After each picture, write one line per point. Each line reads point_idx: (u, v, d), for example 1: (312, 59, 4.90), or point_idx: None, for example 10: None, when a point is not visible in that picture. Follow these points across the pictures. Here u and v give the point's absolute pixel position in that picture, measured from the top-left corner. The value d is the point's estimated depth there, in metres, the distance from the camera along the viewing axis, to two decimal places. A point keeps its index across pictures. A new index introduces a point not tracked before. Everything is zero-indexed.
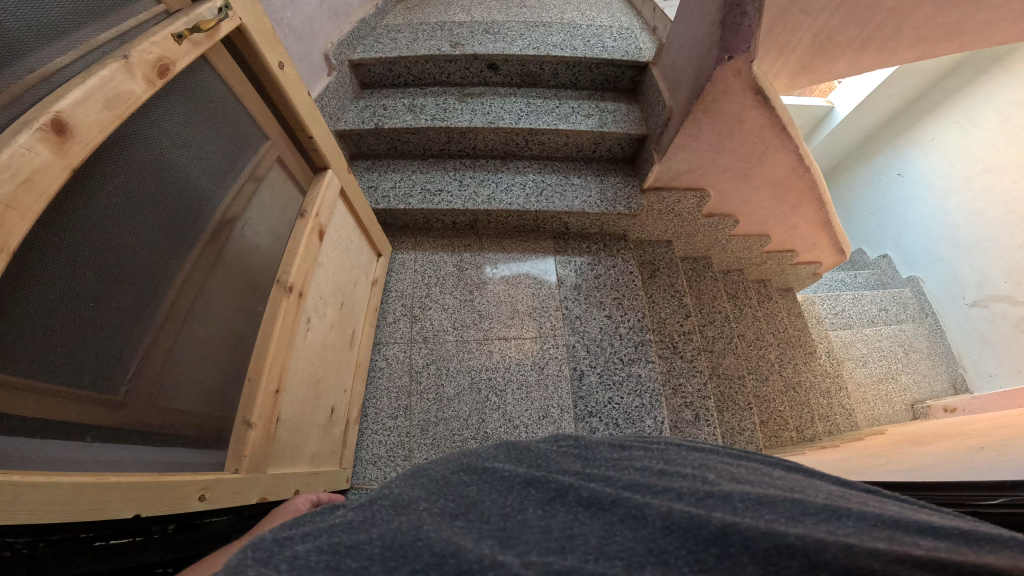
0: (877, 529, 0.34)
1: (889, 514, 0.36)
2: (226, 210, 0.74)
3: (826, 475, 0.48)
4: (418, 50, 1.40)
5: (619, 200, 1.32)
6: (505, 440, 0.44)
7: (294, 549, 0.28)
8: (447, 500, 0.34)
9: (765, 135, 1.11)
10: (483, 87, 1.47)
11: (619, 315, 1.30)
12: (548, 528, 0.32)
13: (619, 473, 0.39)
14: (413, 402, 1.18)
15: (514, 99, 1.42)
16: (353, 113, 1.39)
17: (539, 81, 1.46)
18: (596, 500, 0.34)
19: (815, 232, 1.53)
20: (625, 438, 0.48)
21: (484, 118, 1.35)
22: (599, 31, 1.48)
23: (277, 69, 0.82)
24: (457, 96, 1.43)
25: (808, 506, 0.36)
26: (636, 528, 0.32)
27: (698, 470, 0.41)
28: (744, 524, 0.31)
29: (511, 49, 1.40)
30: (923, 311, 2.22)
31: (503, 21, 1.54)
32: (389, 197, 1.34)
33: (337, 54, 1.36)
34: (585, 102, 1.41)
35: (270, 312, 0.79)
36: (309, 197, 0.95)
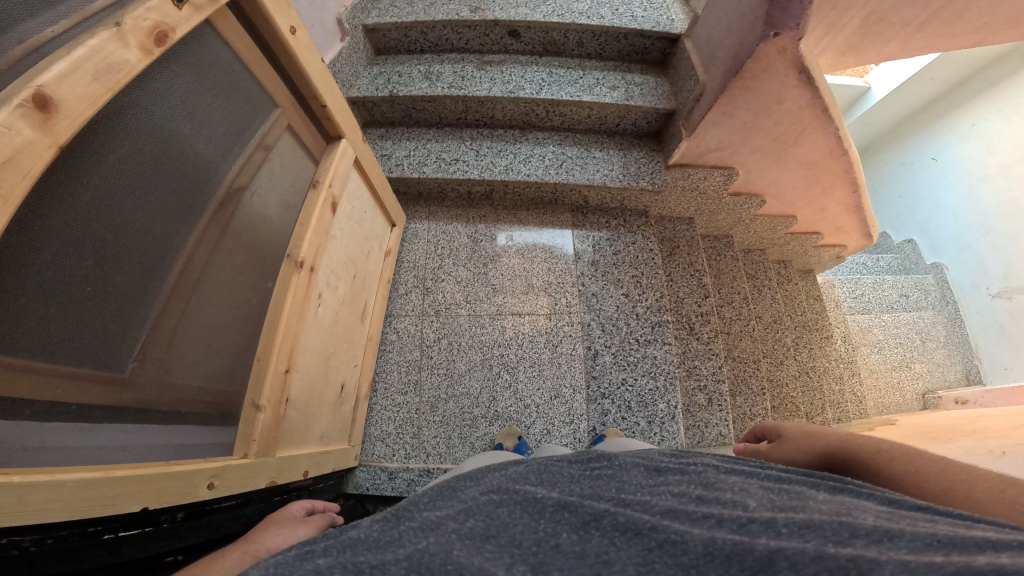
0: (933, 547, 0.31)
1: (944, 533, 0.33)
2: (235, 178, 0.70)
3: (871, 493, 0.42)
4: (435, 15, 1.31)
5: (642, 174, 1.26)
6: (537, 466, 0.43)
7: (313, 564, 0.26)
8: (475, 520, 0.31)
9: (804, 116, 1.02)
10: (503, 55, 1.38)
11: (637, 293, 1.26)
12: (582, 555, 0.29)
13: (655, 498, 0.36)
14: (424, 377, 1.17)
15: (536, 68, 1.33)
16: (367, 79, 1.32)
17: (563, 50, 1.37)
18: (633, 525, 0.31)
19: (846, 216, 1.44)
20: (660, 462, 0.45)
21: (504, 88, 1.27)
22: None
23: (289, 34, 0.76)
24: (475, 64, 1.35)
25: (857, 527, 0.32)
26: (676, 554, 0.29)
27: (737, 495, 0.38)
28: (790, 548, 0.28)
29: (535, 15, 1.29)
30: (944, 299, 2.12)
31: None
32: (404, 166, 1.29)
33: (350, 18, 1.27)
34: (611, 73, 1.32)
35: (278, 293, 0.76)
36: (322, 169, 0.90)
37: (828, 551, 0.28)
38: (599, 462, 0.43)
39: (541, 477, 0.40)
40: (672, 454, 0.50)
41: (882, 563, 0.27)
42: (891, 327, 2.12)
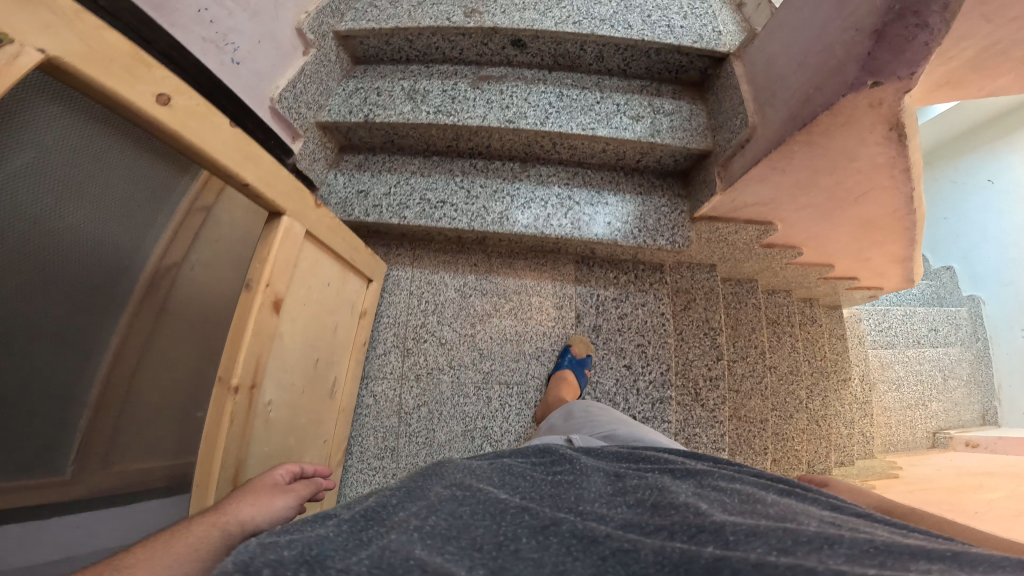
0: (870, 555, 0.33)
1: (880, 541, 0.35)
2: (163, 256, 0.79)
3: (820, 499, 0.47)
4: (421, 21, 1.25)
5: (663, 231, 1.26)
6: (500, 463, 0.47)
7: (278, 552, 0.29)
8: (439, 523, 0.35)
9: (876, 176, 0.91)
10: (504, 67, 1.35)
11: (640, 366, 1.31)
12: (540, 563, 0.32)
13: (612, 511, 0.39)
14: (401, 444, 1.25)
15: (542, 88, 1.30)
16: (340, 98, 1.31)
17: (578, 64, 1.32)
18: (589, 533, 0.34)
19: (889, 266, 1.41)
20: (621, 468, 0.48)
21: (502, 115, 1.25)
22: (666, 2, 1.26)
23: (156, 104, 0.62)
24: (469, 82, 1.32)
25: (800, 534, 0.35)
26: (626, 562, 0.32)
27: (691, 500, 0.40)
28: (734, 557, 0.31)
29: (543, 23, 1.22)
30: (974, 335, 2.17)
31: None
32: (383, 210, 1.31)
33: (313, 28, 1.22)
34: (636, 96, 1.28)
35: (214, 416, 0.74)
36: (256, 264, 0.82)
37: (768, 560, 0.31)
38: (565, 470, 0.46)
39: (504, 478, 0.44)
40: (637, 455, 0.53)
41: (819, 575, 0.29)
42: (913, 363, 2.16)
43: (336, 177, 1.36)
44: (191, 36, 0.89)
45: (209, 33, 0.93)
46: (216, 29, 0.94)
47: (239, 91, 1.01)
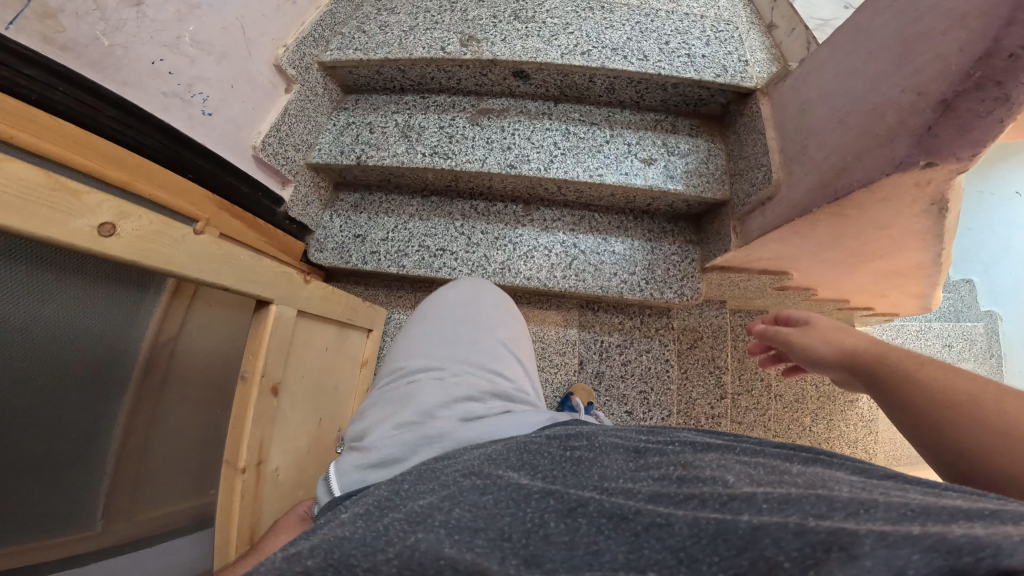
0: (908, 516, 0.32)
1: (918, 503, 0.33)
2: (159, 333, 0.77)
3: (844, 463, 0.44)
4: (415, 52, 1.19)
5: (672, 281, 1.25)
6: (513, 443, 0.47)
7: (304, 564, 0.30)
8: (462, 511, 0.34)
9: (906, 237, 0.91)
10: (506, 99, 1.29)
11: (642, 411, 1.34)
12: (572, 544, 0.31)
13: (638, 484, 0.38)
14: None
15: (547, 125, 1.25)
16: (330, 137, 1.28)
17: (587, 93, 1.25)
18: (618, 510, 0.33)
19: (910, 304, 1.34)
20: (638, 441, 0.46)
21: (502, 159, 1.21)
22: (686, 26, 1.17)
23: (101, 237, 0.51)
24: (469, 117, 1.27)
25: (835, 500, 0.33)
26: (662, 536, 0.31)
27: (716, 471, 0.39)
28: (774, 525, 0.30)
29: (550, 53, 1.14)
30: (989, 352, 1.87)
31: (548, 3, 1.22)
32: (379, 257, 1.30)
33: (294, 62, 1.14)
34: (647, 134, 1.23)
35: (225, 503, 0.73)
36: (250, 353, 0.79)
37: (810, 525, 0.30)
38: (581, 447, 0.45)
39: (521, 459, 0.43)
40: (650, 432, 0.51)
41: (863, 538, 0.28)
42: None
43: (331, 219, 1.35)
44: (150, 93, 0.80)
45: (172, 87, 0.84)
46: (178, 80, 0.85)
47: (214, 149, 0.96)
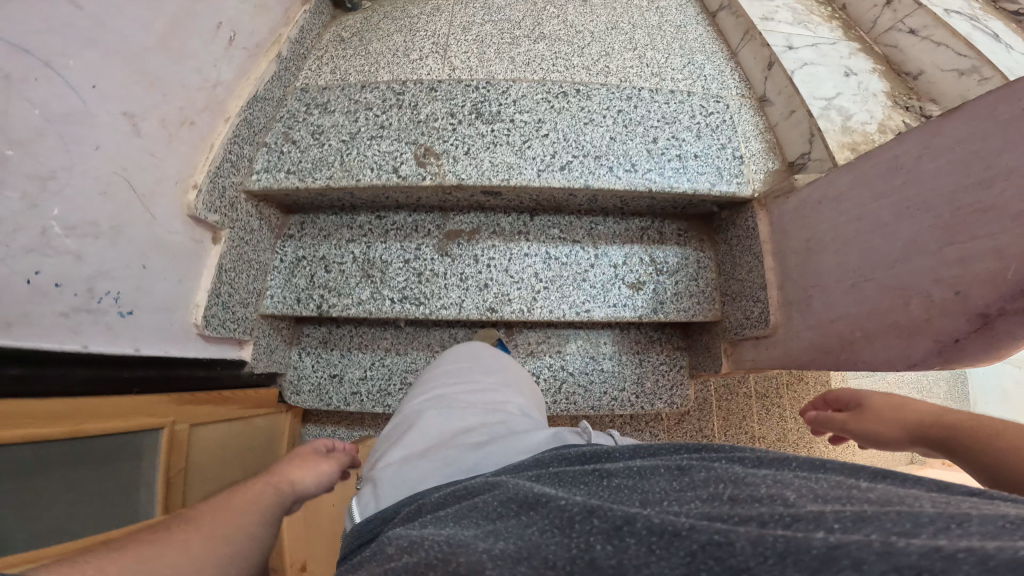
0: (1010, 531, 0.28)
1: (1017, 517, 0.29)
2: None
3: (921, 479, 0.39)
4: (359, 177, 1.03)
5: (661, 392, 1.27)
6: (549, 474, 0.45)
7: None
8: (506, 543, 0.33)
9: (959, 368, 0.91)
10: (474, 215, 1.19)
11: None
12: (620, 569, 0.29)
13: (687, 506, 0.35)
14: None
15: (528, 248, 1.17)
16: (279, 275, 1.13)
17: (565, 204, 1.16)
18: (669, 527, 0.31)
19: None
20: (683, 460, 0.43)
21: (480, 301, 1.13)
22: (674, 111, 1.10)
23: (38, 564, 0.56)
24: (436, 244, 1.16)
25: (921, 516, 0.29)
26: (720, 558, 0.28)
27: (773, 489, 0.36)
28: (854, 543, 0.26)
29: (524, 172, 1.04)
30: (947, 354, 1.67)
31: (514, 92, 1.10)
32: (363, 397, 1.21)
33: (211, 206, 0.88)
34: (634, 249, 1.19)
35: None
36: None
37: (895, 546, 0.26)
38: (619, 475, 0.42)
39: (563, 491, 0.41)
40: (701, 451, 0.47)
41: (964, 560, 0.24)
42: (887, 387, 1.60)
43: (298, 356, 1.24)
44: (46, 322, 0.62)
45: (70, 301, 0.64)
46: (74, 288, 0.64)
47: (149, 349, 0.79)
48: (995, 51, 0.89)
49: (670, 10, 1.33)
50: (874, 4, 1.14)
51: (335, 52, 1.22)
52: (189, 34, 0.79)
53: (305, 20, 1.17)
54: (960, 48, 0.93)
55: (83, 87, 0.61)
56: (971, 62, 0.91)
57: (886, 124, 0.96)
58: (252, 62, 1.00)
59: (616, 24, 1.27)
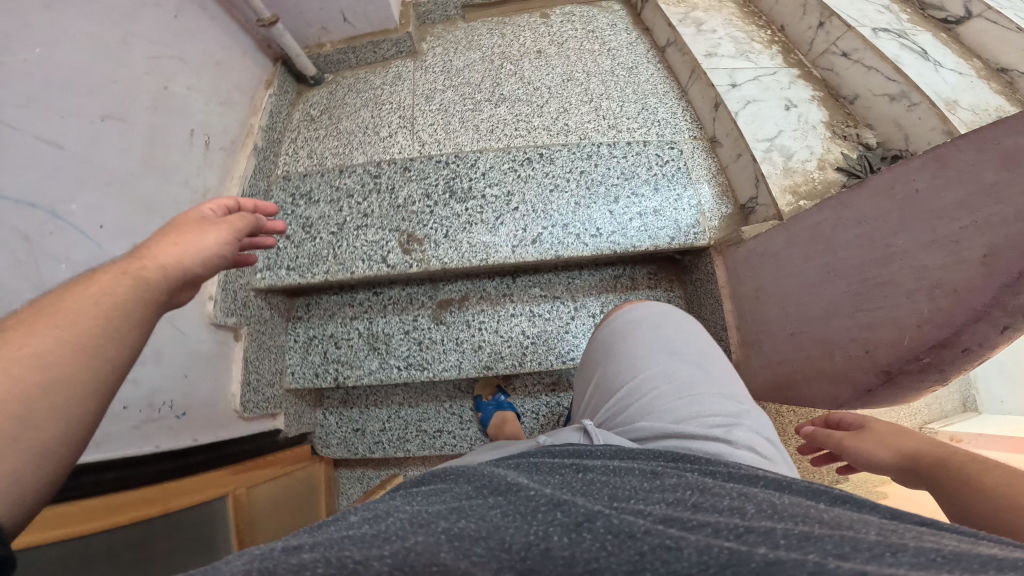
0: (939, 562, 0.29)
1: (950, 549, 0.31)
2: None
3: (875, 506, 0.41)
4: (353, 267, 1.05)
5: None
6: (527, 463, 0.46)
7: (300, 558, 0.29)
8: (466, 523, 0.33)
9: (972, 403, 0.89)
10: (462, 281, 1.19)
11: None
12: (571, 561, 0.30)
13: (651, 505, 0.36)
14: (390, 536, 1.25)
15: (513, 309, 1.16)
16: (297, 355, 1.17)
17: (542, 267, 1.18)
18: (625, 528, 0.32)
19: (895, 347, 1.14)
20: (657, 466, 0.45)
21: (475, 359, 1.14)
22: (632, 165, 1.10)
23: None
24: (431, 313, 1.17)
25: (860, 542, 0.31)
26: (670, 560, 0.29)
27: (736, 500, 0.37)
28: (789, 562, 0.28)
29: (501, 246, 1.05)
30: None
31: (481, 164, 1.11)
32: (386, 445, 1.23)
33: (228, 311, 0.93)
34: (608, 297, 1.18)
35: None
36: None
37: (827, 567, 0.27)
38: (595, 471, 0.43)
39: (535, 477, 0.42)
40: (677, 459, 0.48)
41: None
42: None
43: (323, 416, 1.27)
44: (124, 437, 0.68)
45: (138, 417, 0.71)
46: (141, 407, 0.71)
47: (204, 439, 0.86)
48: (924, 73, 0.86)
49: (621, 51, 1.32)
50: (809, 25, 1.12)
51: (303, 132, 1.22)
52: (168, 145, 0.81)
53: (273, 105, 1.17)
54: (889, 72, 0.91)
55: (94, 228, 0.65)
56: (900, 87, 0.89)
57: (825, 159, 0.95)
58: (231, 163, 1.01)
59: (571, 75, 1.26)
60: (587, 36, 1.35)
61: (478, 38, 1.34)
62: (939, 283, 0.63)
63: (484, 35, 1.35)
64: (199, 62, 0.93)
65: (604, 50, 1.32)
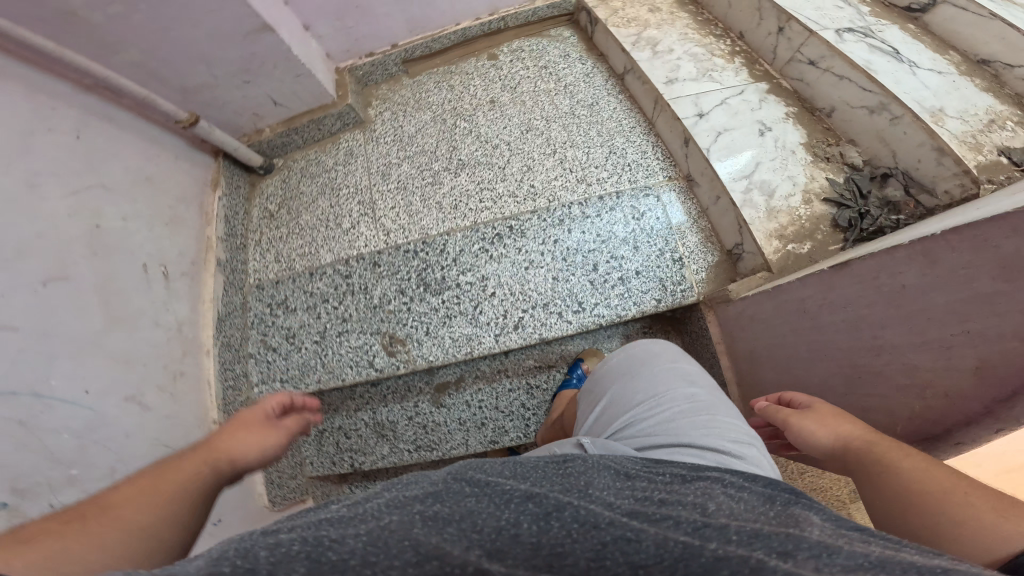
0: (870, 565, 0.32)
1: (880, 555, 0.34)
2: None
3: (821, 509, 0.44)
4: (343, 375, 1.12)
5: None
6: (507, 460, 0.47)
7: (277, 537, 0.30)
8: (441, 506, 0.35)
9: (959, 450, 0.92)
10: (457, 367, 1.20)
11: None
12: (538, 546, 0.31)
13: (618, 500, 0.38)
14: None
15: (505, 385, 1.18)
16: (310, 443, 1.26)
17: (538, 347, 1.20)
18: (592, 519, 0.34)
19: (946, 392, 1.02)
20: (630, 468, 0.47)
21: (482, 436, 1.17)
22: (607, 228, 1.10)
23: None
24: (430, 397, 1.20)
25: (802, 541, 0.33)
26: (629, 550, 0.31)
27: (698, 499, 0.40)
28: (735, 557, 0.30)
29: (483, 336, 1.08)
30: None
31: (451, 249, 1.14)
32: None
33: None
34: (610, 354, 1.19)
35: None
36: None
37: (767, 565, 0.29)
38: (574, 466, 0.45)
39: (513, 470, 0.43)
40: (649, 463, 0.51)
41: None
42: None
43: (352, 488, 1.32)
44: None
45: None
46: None
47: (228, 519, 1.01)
48: (898, 82, 0.93)
49: (579, 86, 1.29)
50: (767, 32, 1.15)
51: (261, 233, 1.26)
52: (120, 296, 0.89)
53: (225, 207, 1.21)
54: (863, 82, 0.97)
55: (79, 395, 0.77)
56: (879, 99, 0.94)
57: (811, 190, 0.99)
58: (195, 284, 1.10)
59: (531, 125, 1.25)
60: (540, 74, 1.32)
61: (426, 97, 1.33)
62: (932, 386, 0.69)
63: (431, 90, 1.34)
64: (125, 185, 0.95)
65: (561, 87, 1.29)
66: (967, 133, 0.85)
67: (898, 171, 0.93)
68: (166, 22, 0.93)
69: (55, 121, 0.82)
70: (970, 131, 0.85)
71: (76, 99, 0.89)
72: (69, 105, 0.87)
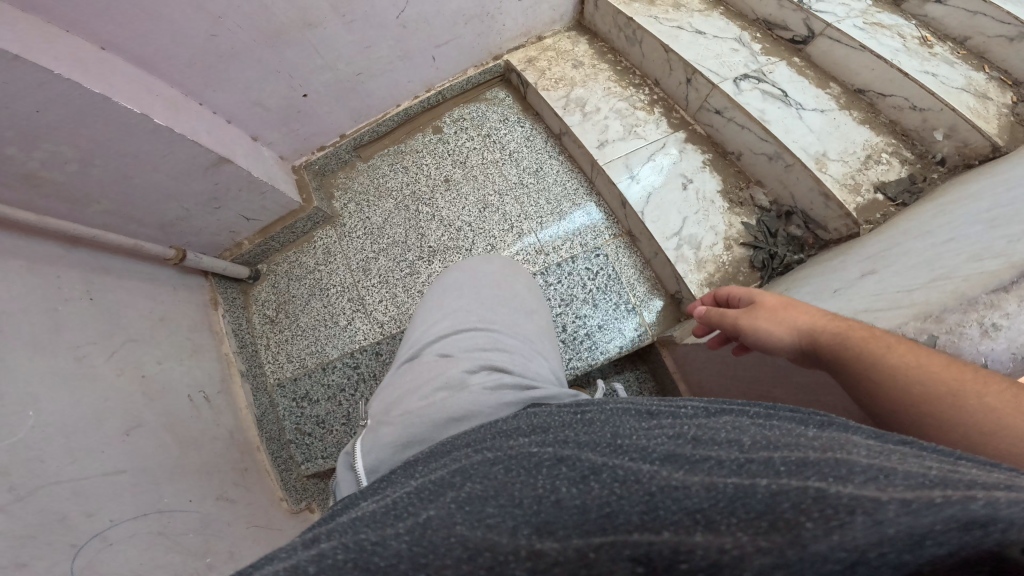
0: (932, 483, 0.29)
1: (939, 473, 0.31)
2: None
3: (860, 426, 0.43)
4: None
5: None
6: (528, 421, 0.47)
7: (321, 550, 0.30)
8: (476, 487, 0.35)
9: None
10: None
11: None
12: (584, 508, 0.31)
13: (652, 443, 0.37)
14: None
15: None
16: None
17: None
18: (632, 473, 0.33)
19: None
20: (654, 405, 0.47)
21: None
22: (569, 291, 1.27)
23: None
24: None
25: (855, 464, 0.31)
26: (679, 498, 0.30)
27: (732, 433, 0.38)
28: (792, 489, 0.28)
29: None
30: None
31: None
32: None
33: (299, 498, 1.18)
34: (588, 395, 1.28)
35: None
36: None
37: (830, 490, 0.28)
38: (595, 414, 0.45)
39: (535, 431, 0.44)
40: (673, 399, 0.50)
41: (887, 502, 0.26)
42: None
43: None
44: None
45: None
46: None
47: None
48: (788, 133, 1.13)
49: (522, 152, 1.46)
50: (678, 81, 1.34)
51: (269, 339, 1.33)
52: (185, 426, 0.99)
53: (229, 322, 1.30)
54: (760, 133, 1.16)
55: (186, 503, 0.87)
56: (774, 148, 1.14)
57: (728, 237, 1.20)
58: (231, 396, 1.19)
59: (485, 203, 1.40)
60: (485, 143, 1.48)
61: (383, 182, 1.46)
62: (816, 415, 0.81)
63: (385, 174, 1.47)
64: (143, 327, 1.04)
65: (507, 156, 1.46)
66: (847, 175, 1.06)
67: (798, 209, 1.16)
68: (123, 172, 1.00)
69: (68, 292, 0.91)
70: (850, 172, 1.07)
71: (73, 259, 0.97)
72: (70, 267, 0.95)
